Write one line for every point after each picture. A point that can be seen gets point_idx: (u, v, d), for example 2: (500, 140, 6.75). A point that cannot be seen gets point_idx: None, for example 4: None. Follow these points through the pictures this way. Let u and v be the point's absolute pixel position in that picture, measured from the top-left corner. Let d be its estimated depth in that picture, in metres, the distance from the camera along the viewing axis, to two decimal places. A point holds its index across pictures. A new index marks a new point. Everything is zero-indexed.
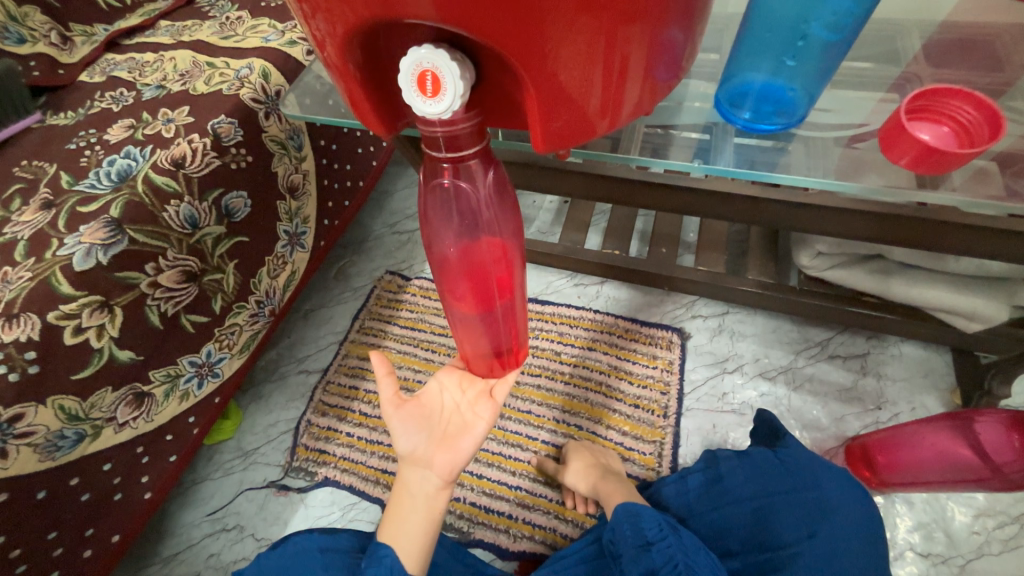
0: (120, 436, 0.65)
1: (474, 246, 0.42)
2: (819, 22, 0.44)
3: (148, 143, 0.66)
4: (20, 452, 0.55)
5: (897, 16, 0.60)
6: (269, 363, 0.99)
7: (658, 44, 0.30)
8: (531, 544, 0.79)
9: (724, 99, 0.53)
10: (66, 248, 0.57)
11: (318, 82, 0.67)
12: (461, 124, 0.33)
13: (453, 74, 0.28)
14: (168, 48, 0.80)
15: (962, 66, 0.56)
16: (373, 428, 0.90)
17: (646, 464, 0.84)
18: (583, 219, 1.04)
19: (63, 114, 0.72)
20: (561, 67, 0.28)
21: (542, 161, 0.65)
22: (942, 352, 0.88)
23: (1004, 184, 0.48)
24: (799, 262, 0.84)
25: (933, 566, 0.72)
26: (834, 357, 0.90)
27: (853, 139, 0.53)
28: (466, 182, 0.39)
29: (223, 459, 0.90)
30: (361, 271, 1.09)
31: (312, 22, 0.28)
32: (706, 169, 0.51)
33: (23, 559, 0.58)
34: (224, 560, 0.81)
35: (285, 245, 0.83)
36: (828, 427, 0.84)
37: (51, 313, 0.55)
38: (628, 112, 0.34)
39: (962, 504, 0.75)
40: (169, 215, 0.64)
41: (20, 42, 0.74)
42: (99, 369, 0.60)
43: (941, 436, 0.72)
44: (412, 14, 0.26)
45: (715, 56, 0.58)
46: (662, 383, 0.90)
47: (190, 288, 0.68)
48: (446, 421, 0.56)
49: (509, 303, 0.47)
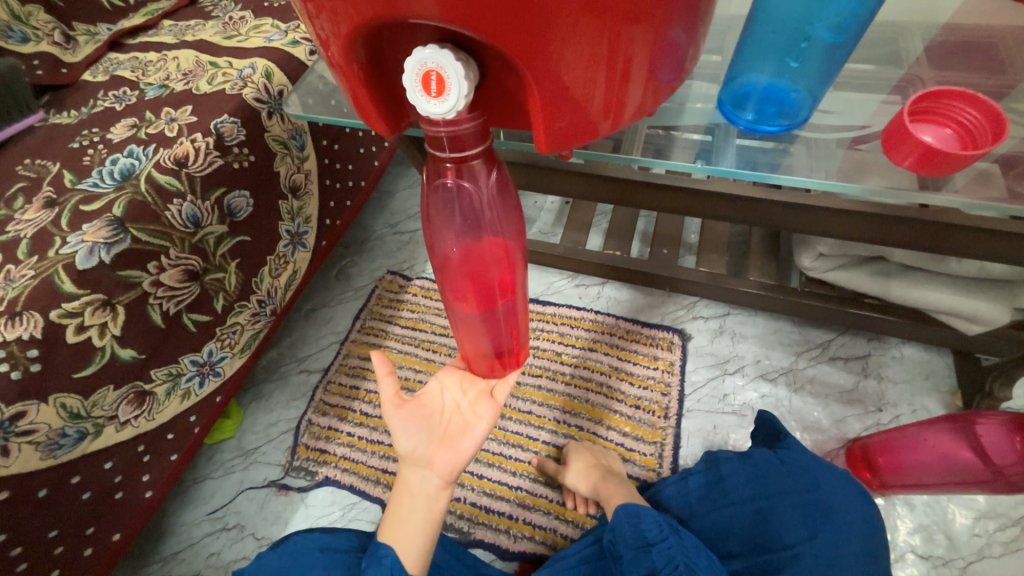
0: (121, 434, 0.65)
1: (476, 246, 0.42)
2: (822, 23, 0.44)
3: (151, 143, 0.66)
4: (22, 450, 0.55)
5: (899, 18, 0.60)
6: (269, 362, 0.99)
7: (661, 44, 0.30)
8: (531, 545, 0.79)
9: (727, 100, 0.53)
10: (68, 246, 0.57)
11: (321, 82, 0.67)
12: (465, 124, 0.33)
13: (457, 74, 0.29)
14: (171, 48, 0.80)
15: (964, 69, 0.56)
16: (374, 428, 0.90)
17: (646, 464, 0.84)
18: (584, 220, 1.04)
19: (66, 113, 0.72)
20: (564, 68, 0.28)
21: (544, 161, 0.65)
22: (943, 355, 0.88)
23: (1006, 186, 0.48)
24: (800, 263, 0.84)
25: (933, 568, 0.72)
26: (834, 359, 0.90)
27: (855, 141, 0.53)
28: (468, 182, 0.39)
29: (223, 459, 0.90)
30: (362, 271, 1.09)
31: (317, 21, 0.28)
32: (708, 170, 0.51)
33: (24, 558, 0.58)
34: (224, 559, 0.81)
35: (286, 245, 0.83)
36: (828, 429, 0.84)
37: (53, 311, 0.55)
38: (630, 113, 0.34)
39: (963, 506, 0.75)
40: (172, 214, 0.64)
41: (24, 41, 0.74)
42: (101, 367, 0.60)
43: (943, 438, 0.72)
44: (416, 13, 0.26)
45: (717, 57, 0.59)
46: (663, 384, 0.90)
47: (192, 287, 0.68)
48: (446, 421, 0.56)
49: (510, 303, 0.47)
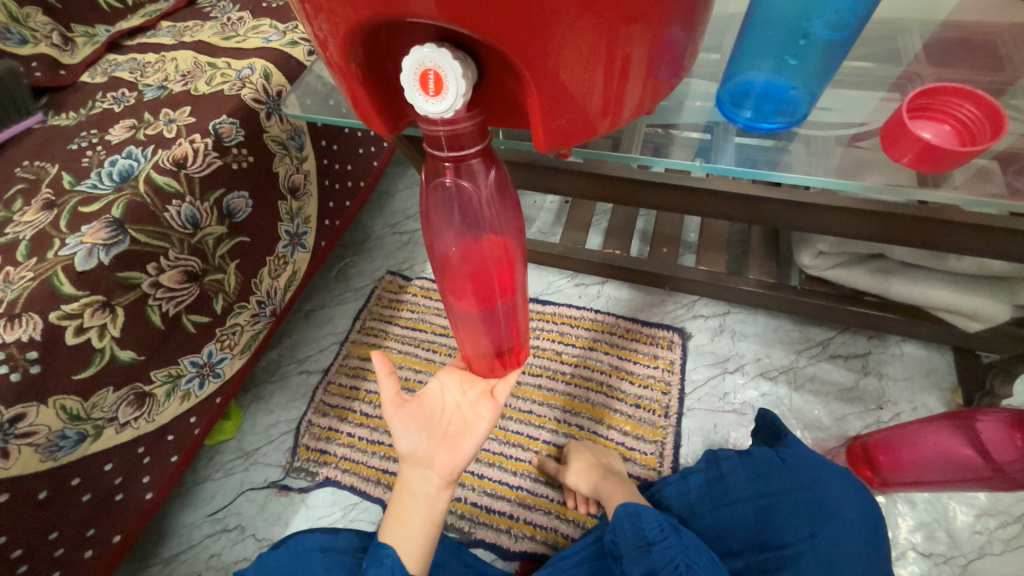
0: (120, 436, 0.65)
1: (475, 245, 0.42)
2: (821, 20, 0.43)
3: (150, 144, 0.66)
4: (22, 452, 0.55)
5: (898, 16, 0.60)
6: (269, 364, 0.99)
7: (660, 43, 0.30)
8: (531, 544, 0.79)
9: (726, 98, 0.53)
10: (67, 248, 0.57)
11: (319, 83, 0.67)
12: (462, 124, 0.33)
13: (455, 72, 0.29)
14: (169, 49, 0.80)
15: (962, 66, 0.56)
16: (374, 428, 0.90)
17: (646, 464, 0.84)
18: (584, 219, 1.04)
19: (65, 115, 0.72)
20: (563, 67, 0.28)
21: (544, 161, 0.65)
22: (944, 352, 0.88)
23: (1005, 183, 0.48)
24: (800, 261, 0.84)
25: (934, 566, 0.72)
26: (834, 357, 0.90)
27: (854, 139, 0.53)
28: (467, 181, 0.39)
29: (224, 460, 0.90)
30: (361, 272, 1.09)
31: (315, 22, 0.28)
32: (707, 168, 0.51)
33: (24, 560, 0.58)
34: (224, 560, 0.81)
35: (285, 245, 0.83)
36: (829, 427, 0.84)
37: (52, 313, 0.55)
38: (629, 111, 0.34)
39: (963, 504, 0.75)
40: (170, 216, 0.64)
41: (22, 43, 0.74)
42: (100, 369, 0.60)
43: (942, 436, 0.72)
44: (414, 13, 0.26)
45: (716, 55, 0.59)
46: (663, 383, 0.90)
47: (191, 288, 0.68)
48: (446, 420, 0.56)
49: (510, 302, 0.47)
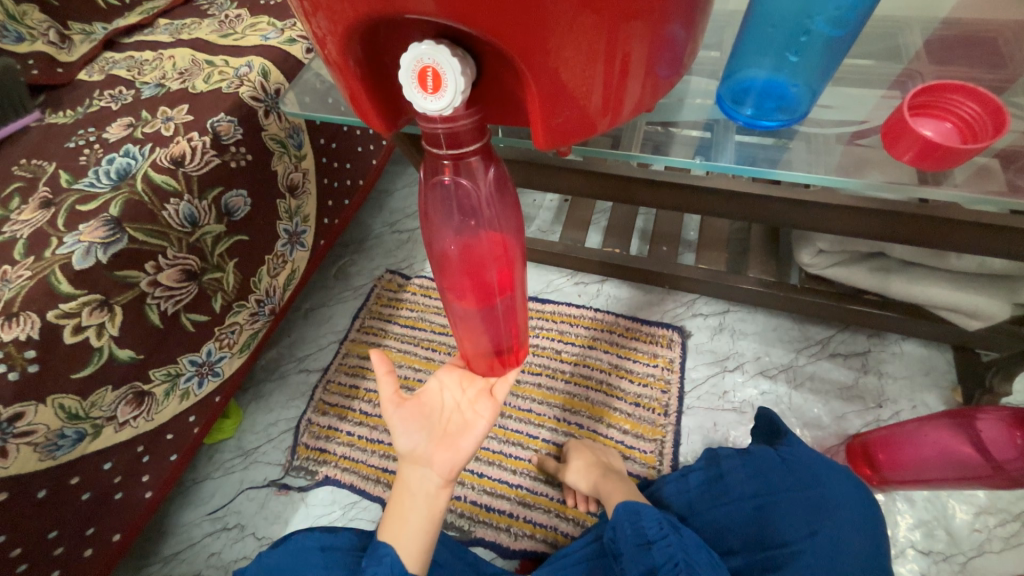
0: (119, 435, 0.65)
1: (474, 242, 0.42)
2: (822, 17, 0.43)
3: (148, 142, 0.66)
4: (20, 451, 0.55)
5: (900, 13, 0.60)
6: (269, 363, 0.99)
7: (660, 39, 0.30)
8: (531, 543, 0.79)
9: (726, 95, 0.52)
10: (65, 246, 0.57)
11: (318, 80, 0.66)
12: (461, 121, 0.33)
13: (453, 68, 0.28)
14: (167, 47, 0.80)
15: (964, 63, 0.55)
16: (374, 427, 0.90)
17: (646, 462, 0.83)
18: (583, 218, 1.04)
19: (62, 113, 0.72)
20: (563, 65, 0.28)
21: (543, 159, 0.66)
22: (944, 351, 0.88)
23: (1006, 181, 0.48)
24: (800, 259, 0.84)
25: (933, 564, 0.72)
26: (834, 356, 0.89)
27: (856, 135, 0.52)
28: (466, 179, 0.39)
29: (223, 459, 0.90)
30: (361, 270, 1.09)
31: (313, 19, 0.28)
32: (707, 166, 0.51)
33: (23, 559, 0.58)
34: (224, 559, 0.81)
35: (285, 244, 0.83)
36: (828, 425, 0.84)
37: (50, 312, 0.55)
38: (629, 109, 0.34)
39: (963, 502, 0.75)
40: (169, 214, 0.64)
41: (19, 41, 0.74)
42: (99, 368, 0.60)
43: (943, 434, 0.71)
44: (413, 10, 0.25)
45: (716, 53, 0.58)
46: (663, 381, 0.90)
47: (190, 287, 0.68)
48: (446, 420, 0.55)
49: (510, 299, 0.47)
